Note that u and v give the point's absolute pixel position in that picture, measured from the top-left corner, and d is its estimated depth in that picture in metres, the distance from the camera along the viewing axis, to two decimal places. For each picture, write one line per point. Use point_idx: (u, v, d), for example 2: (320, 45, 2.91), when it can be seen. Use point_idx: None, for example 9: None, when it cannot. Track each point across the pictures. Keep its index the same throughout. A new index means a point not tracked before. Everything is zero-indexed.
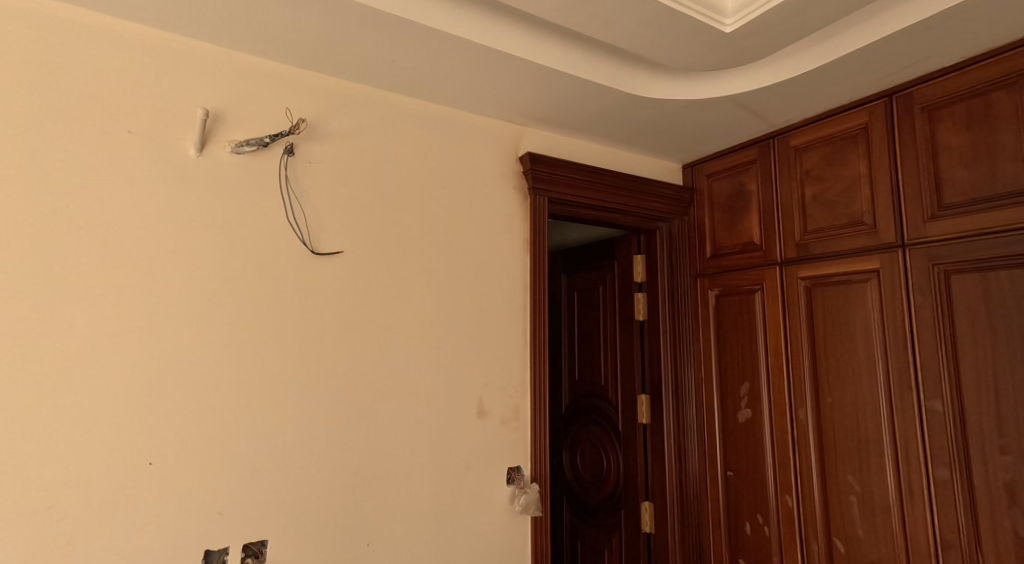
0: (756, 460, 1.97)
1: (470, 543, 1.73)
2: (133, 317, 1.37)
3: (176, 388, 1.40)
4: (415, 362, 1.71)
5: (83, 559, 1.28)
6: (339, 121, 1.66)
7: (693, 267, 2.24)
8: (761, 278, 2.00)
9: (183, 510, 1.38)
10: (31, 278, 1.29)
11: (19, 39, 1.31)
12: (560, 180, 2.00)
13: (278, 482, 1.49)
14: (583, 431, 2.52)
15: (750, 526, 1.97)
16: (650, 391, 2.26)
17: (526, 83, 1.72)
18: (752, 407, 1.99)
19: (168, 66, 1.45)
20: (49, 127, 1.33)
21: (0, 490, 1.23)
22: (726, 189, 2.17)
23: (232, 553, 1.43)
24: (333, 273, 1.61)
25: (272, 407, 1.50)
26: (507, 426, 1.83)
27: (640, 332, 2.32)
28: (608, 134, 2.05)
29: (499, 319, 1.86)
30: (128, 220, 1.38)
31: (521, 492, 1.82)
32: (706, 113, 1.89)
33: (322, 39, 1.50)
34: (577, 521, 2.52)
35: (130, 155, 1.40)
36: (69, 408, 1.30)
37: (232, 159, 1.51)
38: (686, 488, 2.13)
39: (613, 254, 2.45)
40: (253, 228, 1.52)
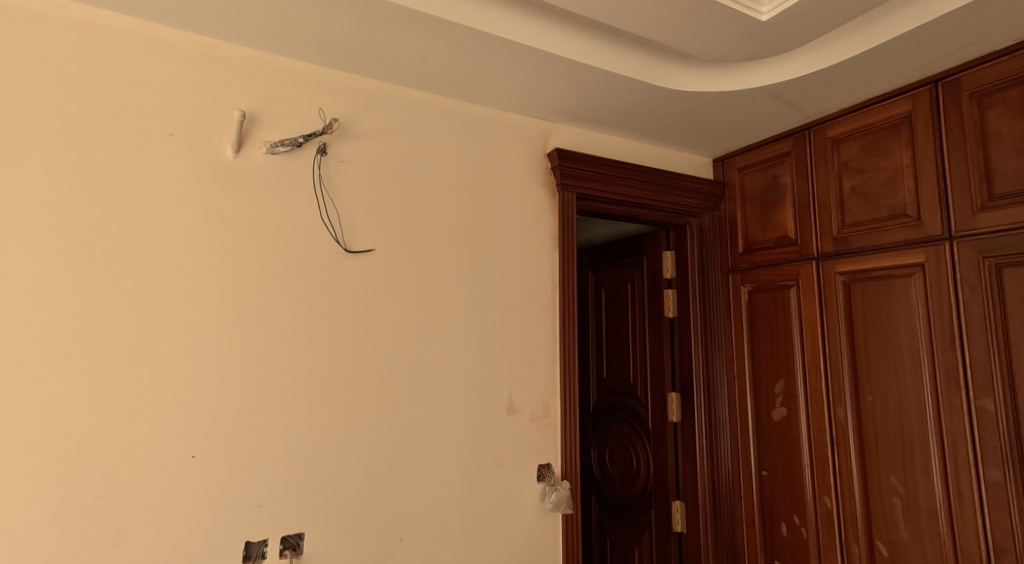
0: (792, 460, 1.92)
1: (501, 539, 1.74)
2: (176, 314, 1.42)
3: (216, 383, 1.44)
4: (445, 359, 1.72)
5: (132, 548, 1.34)
6: (369, 120, 1.69)
7: (725, 263, 2.20)
8: (796, 274, 1.95)
9: (225, 502, 1.43)
10: (81, 276, 1.34)
11: (68, 47, 1.37)
12: (589, 176, 1.99)
13: (314, 476, 1.52)
14: (612, 429, 2.51)
15: (787, 527, 1.93)
16: (680, 388, 2.23)
17: (555, 78, 1.71)
18: (787, 406, 1.95)
19: (206, 69, 1.49)
20: (96, 132, 1.38)
21: (55, 480, 1.29)
22: (759, 183, 2.12)
23: (271, 545, 1.47)
24: (365, 271, 1.64)
25: (306, 403, 1.53)
26: (537, 423, 1.84)
27: (671, 329, 2.29)
28: (638, 128, 2.02)
29: (528, 316, 1.87)
30: (170, 221, 1.43)
31: (552, 489, 1.82)
32: (739, 104, 1.85)
33: (353, 39, 1.52)
34: (605, 520, 2.51)
35: (171, 157, 1.44)
36: (117, 402, 1.35)
37: (267, 159, 1.55)
38: (719, 487, 2.10)
39: (642, 250, 2.42)
40: (287, 227, 1.55)
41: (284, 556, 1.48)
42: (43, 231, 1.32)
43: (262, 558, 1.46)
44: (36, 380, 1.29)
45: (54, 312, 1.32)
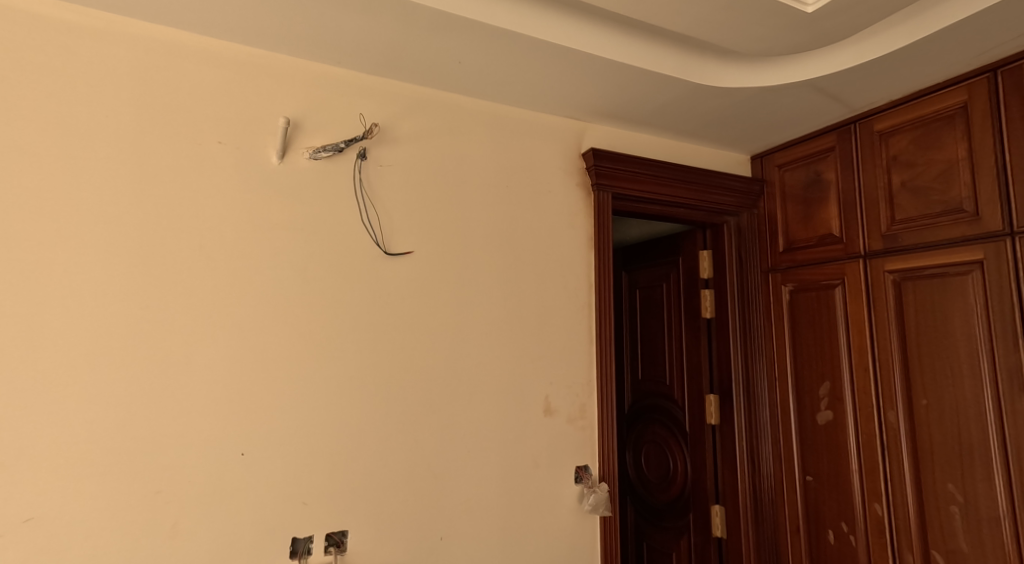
0: (839, 465, 1.86)
1: (539, 540, 1.75)
2: (224, 315, 1.47)
3: (262, 382, 1.49)
4: (481, 360, 1.73)
5: (187, 540, 1.40)
6: (407, 124, 1.71)
7: (764, 262, 2.14)
8: (841, 272, 1.89)
9: (272, 499, 1.48)
10: (139, 280, 1.41)
11: (127, 61, 1.44)
12: (625, 176, 1.97)
13: (355, 475, 1.56)
14: (647, 431, 2.48)
15: (834, 534, 1.87)
16: (718, 391, 2.19)
17: (592, 78, 1.70)
18: (833, 408, 1.89)
19: (252, 79, 1.55)
20: (151, 142, 1.45)
21: (117, 475, 1.36)
22: (801, 179, 2.05)
23: (316, 541, 1.51)
24: (403, 273, 1.67)
25: (347, 403, 1.57)
26: (574, 425, 1.83)
27: (708, 330, 2.25)
28: (674, 126, 1.99)
29: (564, 317, 1.86)
30: (219, 226, 1.49)
31: (589, 491, 1.81)
32: (780, 99, 1.80)
33: (393, 44, 1.55)
34: (641, 523, 2.49)
35: (220, 165, 1.50)
36: (171, 400, 1.41)
37: (310, 165, 1.59)
38: (761, 492, 2.05)
39: (677, 250, 2.39)
40: (329, 230, 1.59)
41: (328, 553, 1.52)
42: (103, 237, 1.39)
43: (308, 554, 1.50)
44: (98, 379, 1.36)
45: (113, 314, 1.38)
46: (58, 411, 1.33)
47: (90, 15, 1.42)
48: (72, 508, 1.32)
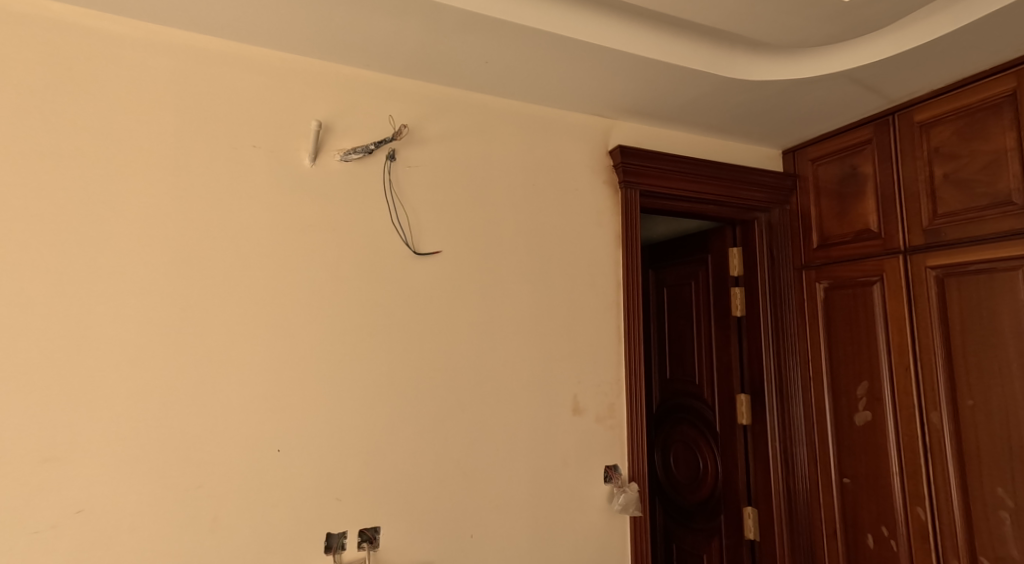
0: (879, 467, 1.81)
1: (569, 539, 1.75)
2: (260, 315, 1.51)
3: (295, 380, 1.53)
4: (509, 359, 1.74)
5: (227, 534, 1.44)
6: (434, 125, 1.73)
7: (797, 259, 2.09)
8: (880, 269, 1.83)
9: (306, 495, 1.51)
10: (179, 281, 1.46)
11: (167, 69, 1.49)
12: (654, 173, 1.95)
13: (387, 472, 1.59)
14: (676, 431, 2.45)
15: (873, 538, 1.81)
16: (749, 390, 2.15)
17: (619, 74, 1.69)
18: (871, 409, 1.83)
19: (284, 84, 1.59)
20: (191, 147, 1.49)
21: (163, 469, 1.41)
22: (836, 173, 2.00)
23: (349, 537, 1.54)
24: (432, 272, 1.68)
25: (377, 401, 1.59)
26: (603, 424, 1.82)
27: (738, 329, 2.21)
28: (703, 122, 1.96)
29: (592, 315, 1.86)
30: (254, 228, 1.53)
31: (619, 491, 1.80)
32: (814, 91, 1.75)
33: (422, 45, 1.56)
34: (671, 525, 2.46)
35: (255, 168, 1.54)
36: (210, 397, 1.46)
37: (340, 167, 1.62)
38: (795, 494, 2.00)
39: (707, 247, 2.35)
40: (359, 231, 1.62)
41: (361, 548, 1.55)
42: (146, 239, 1.44)
43: (342, 550, 1.53)
44: (143, 376, 1.41)
45: (156, 314, 1.43)
46: (106, 407, 1.38)
47: (133, 26, 1.47)
48: (119, 501, 1.38)
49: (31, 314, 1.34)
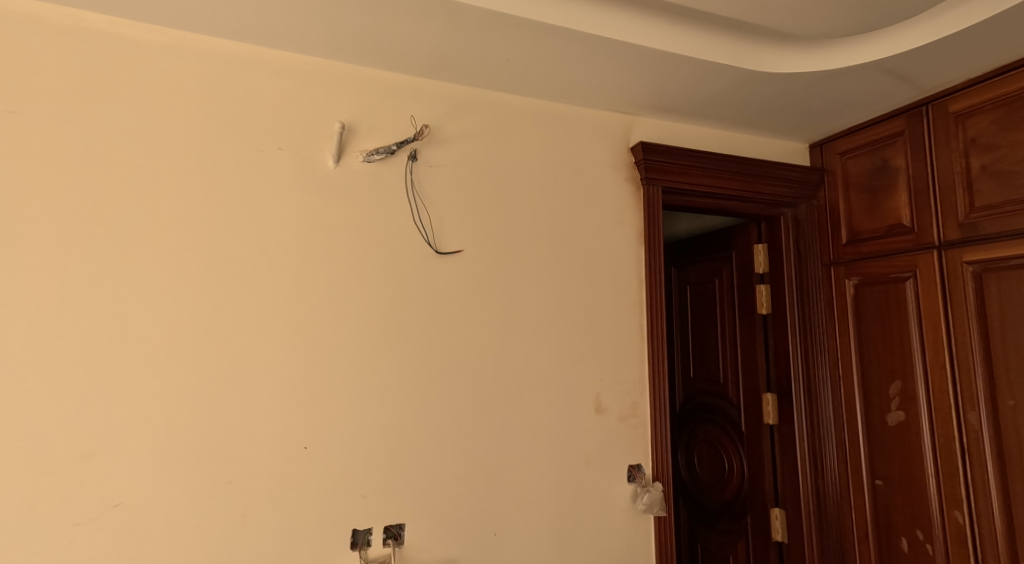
0: (913, 468, 1.76)
1: (593, 539, 1.74)
2: (286, 315, 1.53)
3: (320, 379, 1.55)
4: (532, 357, 1.74)
5: (256, 530, 1.46)
6: (455, 125, 1.74)
7: (825, 255, 2.04)
8: (913, 264, 1.78)
9: (332, 492, 1.53)
10: (209, 281, 1.48)
11: (194, 74, 1.51)
12: (677, 169, 1.93)
13: (411, 469, 1.60)
14: (700, 430, 2.42)
15: (908, 542, 1.76)
16: (776, 389, 2.11)
17: (641, 70, 1.67)
18: (904, 409, 1.78)
19: (308, 87, 1.61)
20: (219, 150, 1.52)
21: (195, 465, 1.43)
22: (866, 166, 1.94)
23: (375, 533, 1.56)
24: (454, 272, 1.69)
25: (400, 400, 1.60)
26: (626, 423, 1.81)
27: (764, 327, 2.17)
28: (728, 116, 1.93)
29: (615, 314, 1.85)
30: (280, 229, 1.55)
31: (643, 490, 1.79)
32: (844, 82, 1.71)
33: (443, 45, 1.57)
34: (695, 525, 2.43)
35: (280, 170, 1.56)
36: (239, 395, 1.48)
37: (363, 167, 1.64)
38: (825, 495, 1.96)
39: (731, 244, 2.32)
40: (382, 231, 1.64)
41: (387, 545, 1.56)
42: (177, 240, 1.46)
43: (368, 546, 1.54)
44: (175, 374, 1.44)
45: (187, 314, 1.46)
46: (140, 404, 1.41)
47: (163, 33, 1.50)
48: (153, 496, 1.40)
49: (67, 314, 1.37)
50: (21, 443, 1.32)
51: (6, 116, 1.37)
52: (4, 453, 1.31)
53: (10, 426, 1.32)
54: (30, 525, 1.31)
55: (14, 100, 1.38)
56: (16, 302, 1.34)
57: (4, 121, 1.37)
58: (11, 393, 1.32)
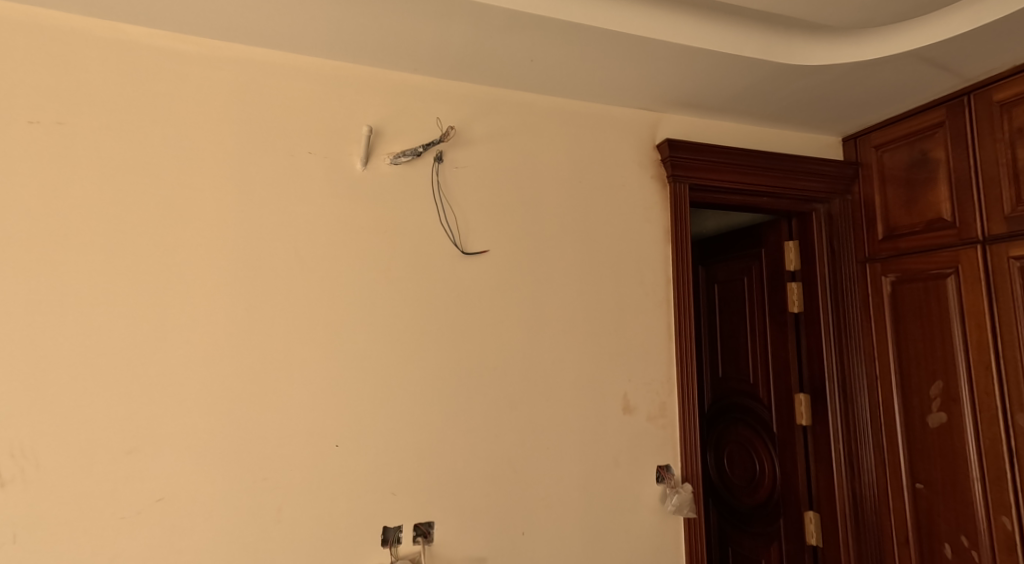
0: (957, 472, 1.69)
1: (623, 539, 1.73)
2: (317, 315, 1.56)
3: (351, 379, 1.57)
4: (559, 357, 1.74)
5: (291, 527, 1.49)
6: (480, 126, 1.74)
7: (860, 251, 1.98)
8: (954, 260, 1.71)
9: (363, 489, 1.55)
10: (244, 283, 1.52)
11: (228, 81, 1.55)
12: (705, 166, 1.90)
13: (439, 468, 1.61)
14: (730, 431, 2.37)
15: (952, 549, 1.70)
16: (809, 390, 2.06)
17: (668, 66, 1.65)
18: (946, 410, 1.72)
19: (336, 92, 1.64)
20: (252, 155, 1.56)
21: (232, 462, 1.47)
22: (903, 159, 1.88)
23: (405, 531, 1.57)
24: (480, 272, 1.70)
25: (428, 399, 1.62)
26: (655, 423, 1.79)
27: (796, 326, 2.12)
28: (758, 111, 1.89)
29: (643, 313, 1.83)
30: (310, 231, 1.58)
31: (672, 492, 1.77)
32: (879, 73, 1.66)
33: (469, 47, 1.57)
34: (726, 527, 2.39)
35: (311, 174, 1.59)
36: (273, 394, 1.51)
37: (391, 170, 1.66)
38: (862, 499, 1.90)
39: (761, 241, 2.27)
40: (409, 233, 1.65)
41: (416, 542, 1.58)
42: (213, 244, 1.51)
43: (398, 544, 1.56)
44: (211, 373, 1.48)
45: (222, 315, 1.50)
46: (180, 403, 1.45)
47: (199, 43, 1.54)
48: (193, 492, 1.44)
49: (110, 316, 1.42)
50: (69, 440, 1.38)
51: (54, 127, 1.43)
52: (54, 449, 1.37)
53: (60, 423, 1.37)
54: (79, 518, 1.37)
55: (61, 112, 1.43)
56: (65, 304, 1.40)
57: (53, 131, 1.43)
58: (60, 392, 1.38)
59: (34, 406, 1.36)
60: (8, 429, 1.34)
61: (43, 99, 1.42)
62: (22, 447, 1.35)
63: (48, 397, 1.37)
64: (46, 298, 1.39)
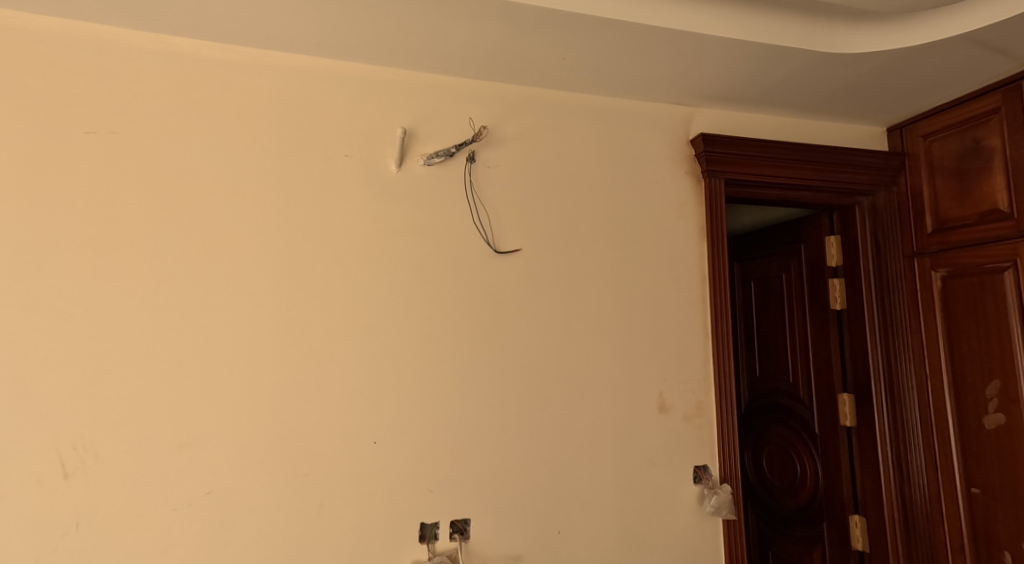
0: (1017, 476, 1.61)
1: (660, 540, 1.70)
2: (353, 315, 1.59)
3: (387, 377, 1.59)
4: (593, 356, 1.72)
5: (331, 522, 1.53)
6: (511, 125, 1.74)
7: (908, 245, 1.90)
8: (1012, 253, 1.63)
9: (399, 486, 1.57)
10: (283, 284, 1.56)
11: (268, 89, 1.60)
12: (740, 160, 1.85)
13: (475, 465, 1.62)
14: (769, 431, 2.31)
15: (1011, 557, 1.61)
16: (854, 389, 1.99)
17: (702, 59, 1.61)
18: (1005, 411, 1.63)
19: (371, 95, 1.66)
20: (290, 159, 1.59)
21: (276, 458, 1.51)
22: (954, 148, 1.79)
23: (442, 527, 1.59)
24: (514, 271, 1.70)
25: (463, 397, 1.63)
26: (691, 423, 1.76)
27: (838, 323, 2.04)
28: (797, 102, 1.83)
29: (678, 311, 1.80)
30: (346, 233, 1.61)
31: (710, 492, 1.74)
32: (928, 59, 1.58)
33: (501, 46, 1.58)
34: (764, 530, 2.32)
35: (347, 176, 1.62)
36: (312, 392, 1.55)
37: (424, 171, 1.67)
38: (912, 503, 1.83)
39: (800, 236, 2.20)
40: (443, 233, 1.67)
41: (453, 539, 1.59)
42: (254, 246, 1.55)
43: (435, 540, 1.58)
44: (254, 371, 1.52)
45: (264, 315, 1.54)
46: (226, 400, 1.50)
47: (240, 51, 1.59)
48: (238, 485, 1.49)
49: (161, 316, 1.48)
50: (124, 434, 1.44)
51: (108, 136, 1.49)
52: (110, 443, 1.43)
53: (116, 418, 1.44)
54: (134, 510, 1.43)
55: (115, 122, 1.50)
56: (119, 305, 1.46)
57: (107, 141, 1.49)
58: (116, 389, 1.44)
59: (93, 402, 1.43)
60: (69, 423, 1.41)
61: (98, 110, 1.49)
62: (83, 441, 1.42)
63: (105, 394, 1.44)
64: (102, 300, 1.45)
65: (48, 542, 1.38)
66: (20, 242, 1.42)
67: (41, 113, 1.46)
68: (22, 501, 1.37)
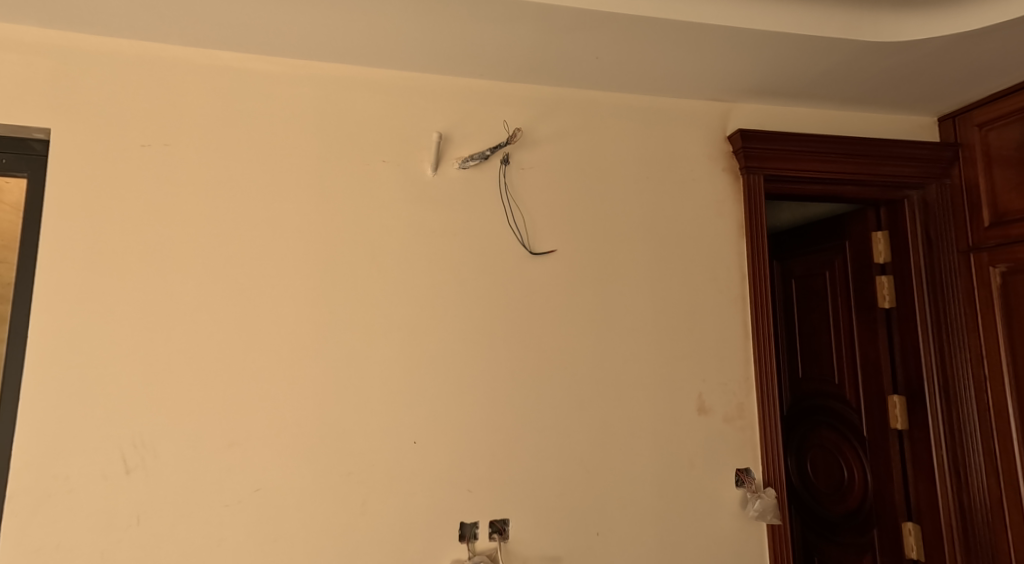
0: None
1: (701, 544, 1.67)
2: (392, 318, 1.61)
3: (425, 379, 1.61)
4: (630, 357, 1.70)
5: (374, 520, 1.55)
6: (545, 126, 1.74)
7: (963, 240, 1.81)
8: None
9: (439, 486, 1.59)
10: (325, 288, 1.59)
11: (308, 98, 1.64)
12: (780, 155, 1.80)
13: (513, 466, 1.62)
14: (813, 434, 2.23)
15: None
16: (905, 391, 1.91)
17: (739, 54, 1.57)
18: None
19: (407, 101, 1.69)
20: (330, 165, 1.63)
21: (320, 457, 1.55)
22: (1013, 137, 1.70)
23: (481, 527, 1.60)
24: (549, 272, 1.70)
25: (501, 398, 1.63)
26: (732, 424, 1.72)
27: (888, 322, 1.96)
28: (841, 94, 1.77)
29: (717, 311, 1.76)
30: (385, 237, 1.63)
31: (753, 496, 1.69)
32: (983, 45, 1.51)
33: (533, 48, 1.58)
34: (809, 536, 2.24)
35: (384, 182, 1.65)
36: (352, 393, 1.58)
37: (460, 174, 1.69)
38: (971, 510, 1.74)
39: (845, 232, 2.12)
40: (479, 235, 1.68)
41: (492, 539, 1.60)
42: (297, 251, 1.59)
43: (474, 540, 1.59)
44: (298, 373, 1.56)
45: (306, 318, 1.58)
46: (273, 400, 1.54)
47: (281, 63, 1.63)
48: (285, 483, 1.53)
49: (211, 320, 1.54)
50: (179, 432, 1.50)
51: (161, 148, 1.56)
52: (166, 441, 1.49)
53: (171, 418, 1.50)
54: (188, 506, 1.49)
55: (167, 134, 1.56)
56: (174, 309, 1.52)
57: (161, 153, 1.56)
58: (171, 391, 1.50)
59: (150, 403, 1.49)
60: (129, 423, 1.48)
61: (151, 124, 1.56)
62: (142, 439, 1.48)
63: (161, 394, 1.50)
64: (158, 304, 1.52)
65: (111, 535, 1.45)
66: (83, 250, 1.50)
67: (100, 128, 1.53)
68: (88, 495, 1.45)
